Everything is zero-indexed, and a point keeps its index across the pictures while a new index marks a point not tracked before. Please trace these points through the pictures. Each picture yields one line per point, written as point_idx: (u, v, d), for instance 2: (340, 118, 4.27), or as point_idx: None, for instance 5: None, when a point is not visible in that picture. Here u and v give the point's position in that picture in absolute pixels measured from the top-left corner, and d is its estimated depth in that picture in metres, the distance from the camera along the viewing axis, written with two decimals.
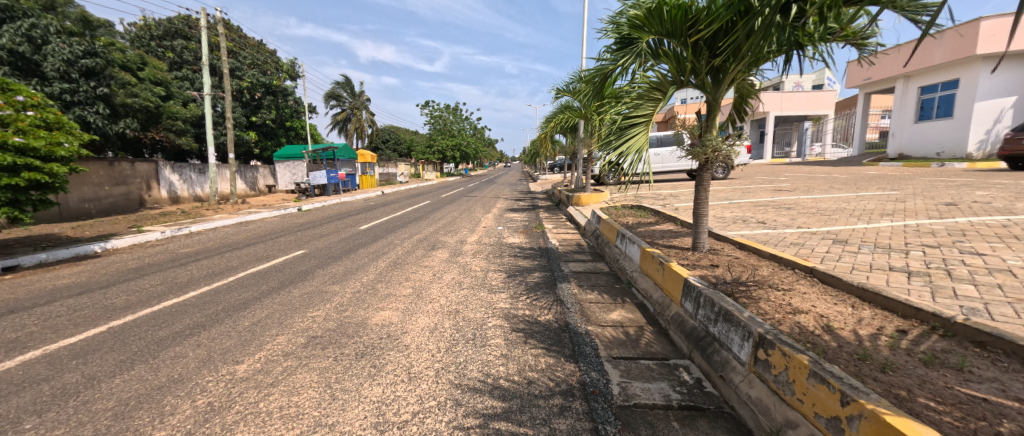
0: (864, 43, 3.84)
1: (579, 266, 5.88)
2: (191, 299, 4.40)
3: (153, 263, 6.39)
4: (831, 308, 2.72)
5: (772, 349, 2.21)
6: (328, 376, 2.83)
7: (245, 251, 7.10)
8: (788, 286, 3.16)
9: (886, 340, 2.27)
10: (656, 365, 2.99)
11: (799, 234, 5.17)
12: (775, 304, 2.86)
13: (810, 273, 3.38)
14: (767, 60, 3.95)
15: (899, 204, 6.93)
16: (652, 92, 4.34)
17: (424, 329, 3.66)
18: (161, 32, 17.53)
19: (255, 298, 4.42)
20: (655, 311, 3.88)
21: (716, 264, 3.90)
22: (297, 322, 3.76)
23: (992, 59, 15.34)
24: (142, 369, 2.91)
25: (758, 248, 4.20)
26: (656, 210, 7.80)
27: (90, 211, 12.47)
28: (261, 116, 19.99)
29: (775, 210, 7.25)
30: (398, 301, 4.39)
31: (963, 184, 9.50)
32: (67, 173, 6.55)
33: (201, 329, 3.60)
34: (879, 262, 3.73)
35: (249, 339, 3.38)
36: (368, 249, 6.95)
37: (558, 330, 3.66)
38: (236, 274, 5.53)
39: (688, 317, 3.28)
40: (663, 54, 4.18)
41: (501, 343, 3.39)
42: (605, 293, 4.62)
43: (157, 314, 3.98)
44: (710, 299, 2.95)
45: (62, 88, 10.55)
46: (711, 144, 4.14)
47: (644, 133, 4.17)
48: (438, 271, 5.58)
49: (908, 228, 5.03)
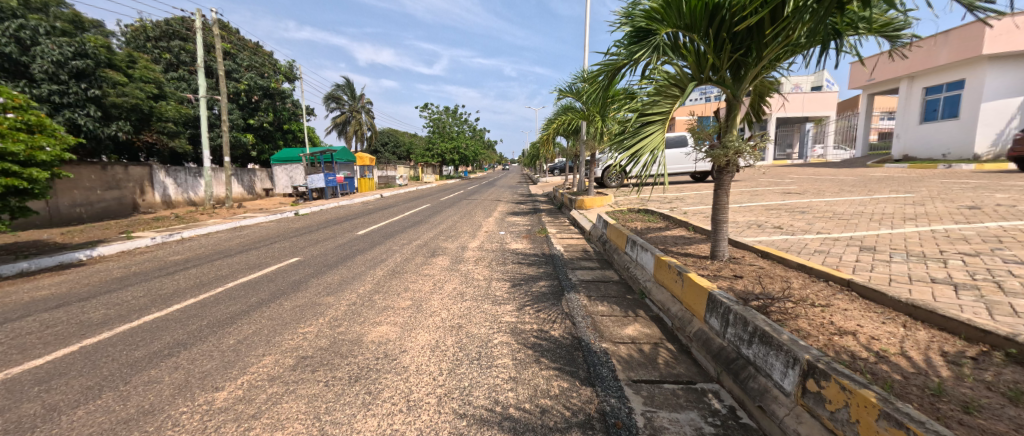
0: (896, 35, 3.60)
1: (586, 275, 5.57)
2: (174, 314, 4.09)
3: (139, 272, 6.09)
4: (879, 329, 2.44)
5: (825, 381, 1.93)
6: (317, 406, 2.53)
7: (237, 259, 6.79)
8: (824, 302, 2.87)
9: (958, 370, 1.98)
10: (682, 391, 2.69)
11: (821, 240, 4.89)
12: (815, 323, 2.57)
13: (847, 286, 3.09)
14: (793, 55, 3.70)
15: (920, 208, 6.64)
16: (668, 89, 4.07)
17: (424, 348, 3.36)
18: (157, 33, 17.28)
19: (243, 312, 4.13)
20: (674, 326, 3.58)
21: (740, 275, 3.61)
22: (286, 339, 3.46)
23: (998, 59, 15.12)
24: (109, 397, 2.61)
25: (783, 257, 3.91)
26: (665, 214, 7.52)
27: (80, 216, 12.15)
28: (258, 118, 19.67)
29: (789, 214, 6.97)
30: (396, 314, 4.09)
31: (978, 186, 9.23)
32: (48, 179, 6.26)
33: (181, 348, 3.30)
34: (918, 273, 3.45)
35: (232, 361, 3.08)
36: (365, 256, 6.65)
37: (571, 348, 3.36)
38: (225, 284, 5.22)
39: (713, 335, 2.98)
40: (680, 49, 3.91)
41: (509, 364, 3.10)
42: (617, 305, 4.32)
43: (135, 331, 3.67)
44: (742, 317, 2.66)
45: (50, 89, 10.28)
46: (733, 145, 3.85)
47: (661, 132, 3.88)
48: (439, 280, 5.29)
49: (937, 234, 4.75)
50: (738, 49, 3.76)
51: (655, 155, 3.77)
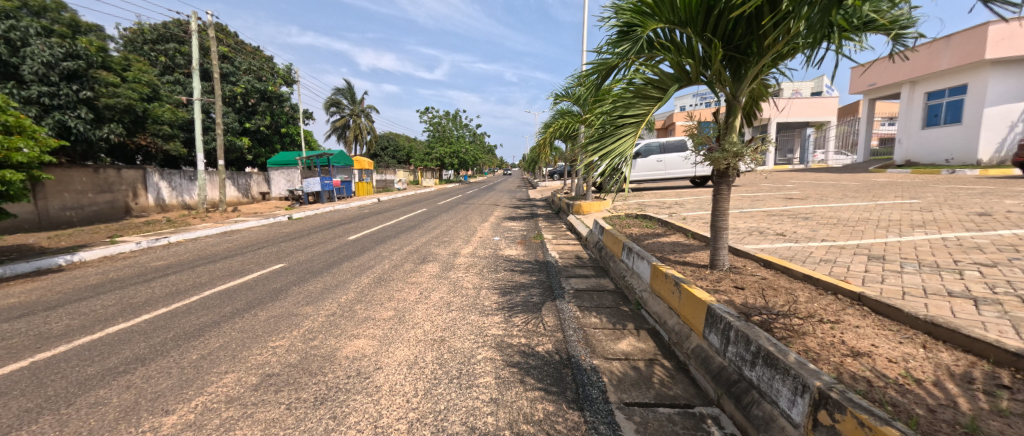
0: (902, 34, 3.38)
1: (580, 284, 5.30)
2: (141, 325, 3.86)
3: (116, 279, 5.87)
4: (896, 350, 2.20)
5: (841, 414, 1.70)
6: (273, 434, 2.30)
7: (219, 265, 6.56)
8: (834, 318, 2.63)
9: (990, 402, 1.74)
10: (679, 416, 2.44)
11: (827, 248, 4.66)
12: (825, 342, 2.32)
13: (858, 301, 2.85)
14: (795, 53, 3.49)
15: (927, 214, 6.42)
16: (645, 90, 3.83)
17: (401, 364, 3.11)
18: (155, 36, 17.17)
19: (213, 323, 3.89)
20: (671, 341, 3.33)
21: (742, 287, 3.38)
22: (254, 354, 3.23)
23: (1000, 63, 14.96)
24: (46, 422, 2.38)
25: (788, 268, 3.66)
26: (663, 220, 7.29)
27: (71, 219, 11.95)
28: (254, 122, 19.53)
29: (792, 220, 6.75)
30: (376, 326, 3.85)
31: (986, 192, 8.99)
32: (22, 181, 6.06)
33: (139, 364, 3.07)
34: (933, 285, 3.21)
35: (190, 379, 2.85)
36: (353, 263, 6.43)
37: (559, 365, 3.12)
38: (202, 292, 4.98)
39: (713, 353, 2.75)
40: (668, 47, 3.69)
41: (491, 384, 2.86)
42: (611, 317, 4.07)
43: (94, 344, 3.43)
44: (744, 335, 2.43)
45: (40, 91, 10.07)
46: (733, 148, 3.61)
47: (634, 135, 3.74)
48: (426, 289, 5.04)
49: (949, 242, 4.51)
50: (733, 47, 3.58)
51: (624, 160, 3.68)
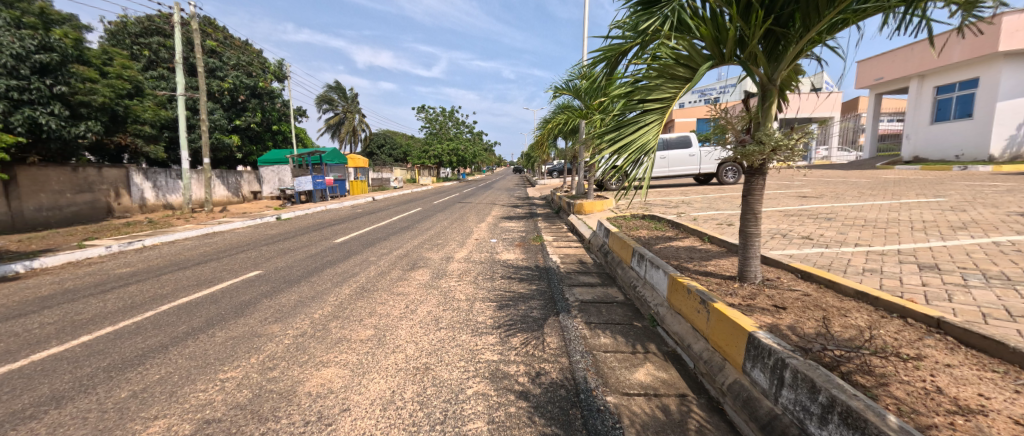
0: (974, 6, 2.67)
1: (585, 294, 4.71)
2: (73, 350, 3.31)
3: (72, 289, 5.31)
4: (1017, 404, 1.65)
5: None
6: None
7: (189, 272, 5.99)
8: (914, 353, 2.08)
9: None
10: None
11: (864, 255, 4.12)
12: (916, 391, 1.78)
13: (937, 328, 2.31)
14: (846, 25, 2.93)
15: (963, 214, 5.88)
16: (671, 69, 3.25)
17: (373, 404, 2.55)
18: (139, 29, 16.49)
19: (160, 347, 3.34)
20: (699, 371, 2.79)
21: (784, 306, 2.82)
22: (196, 391, 2.68)
23: (1014, 56, 14.40)
24: None
25: (836, 282, 3.07)
26: (674, 221, 6.73)
27: (46, 221, 11.39)
28: (245, 119, 18.92)
29: (815, 221, 6.21)
30: (351, 350, 3.29)
31: (1011, 189, 8.49)
32: None
33: (52, 406, 2.53)
34: (1014, 304, 2.66)
35: (106, 429, 2.32)
36: (335, 269, 5.87)
37: (569, 404, 2.56)
38: (159, 306, 4.41)
39: (759, 393, 2.20)
40: (698, 18, 3.10)
41: (482, 432, 2.31)
42: (624, 336, 3.52)
43: (6, 377, 2.89)
44: (807, 379, 1.89)
45: (8, 85, 9.31)
46: (773, 138, 3.04)
47: (659, 124, 3.16)
48: (414, 301, 4.48)
49: (1003, 248, 3.98)
50: (773, 18, 3.01)
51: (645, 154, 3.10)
